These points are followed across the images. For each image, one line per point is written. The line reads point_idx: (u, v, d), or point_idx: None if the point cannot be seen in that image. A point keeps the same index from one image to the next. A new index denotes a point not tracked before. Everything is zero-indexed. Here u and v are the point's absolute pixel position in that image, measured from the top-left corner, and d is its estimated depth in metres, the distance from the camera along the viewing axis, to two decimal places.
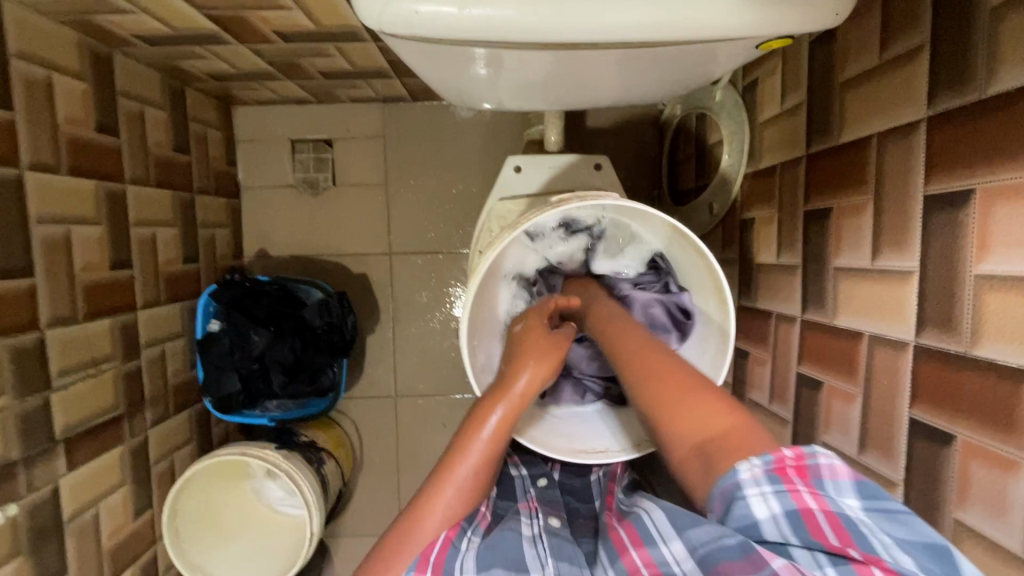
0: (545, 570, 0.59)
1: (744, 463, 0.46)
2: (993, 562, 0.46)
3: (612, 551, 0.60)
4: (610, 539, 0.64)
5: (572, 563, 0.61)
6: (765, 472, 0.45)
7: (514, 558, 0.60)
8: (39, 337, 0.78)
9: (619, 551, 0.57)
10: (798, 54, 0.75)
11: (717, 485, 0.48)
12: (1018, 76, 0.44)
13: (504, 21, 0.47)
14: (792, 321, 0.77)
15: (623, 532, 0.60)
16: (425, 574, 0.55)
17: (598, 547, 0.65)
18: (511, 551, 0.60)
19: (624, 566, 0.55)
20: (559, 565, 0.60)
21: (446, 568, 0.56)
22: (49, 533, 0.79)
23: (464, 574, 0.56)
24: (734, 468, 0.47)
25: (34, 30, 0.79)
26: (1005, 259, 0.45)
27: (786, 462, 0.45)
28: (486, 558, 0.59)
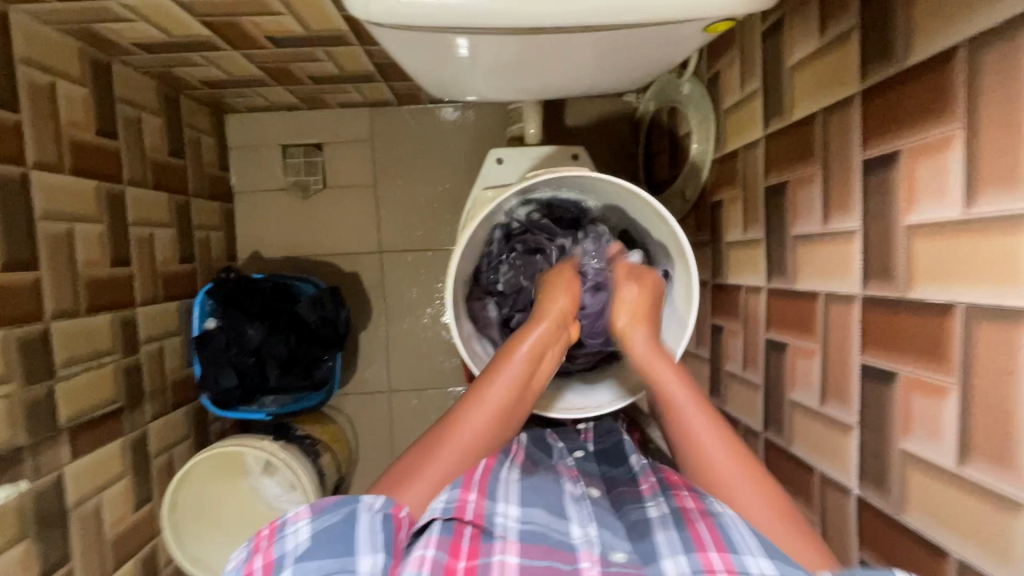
0: (587, 529, 0.60)
1: None
2: (934, 482, 0.51)
3: (678, 538, 0.59)
4: (673, 521, 0.61)
5: (615, 532, 0.60)
6: None
7: (555, 505, 0.62)
8: (44, 329, 0.82)
9: (697, 544, 0.57)
10: (753, 45, 0.82)
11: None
12: (929, 47, 0.50)
13: (477, 8, 0.53)
14: (759, 291, 0.82)
15: (701, 527, 0.59)
16: (471, 492, 0.60)
17: (645, 520, 0.64)
18: (554, 499, 0.63)
19: (698, 560, 0.55)
20: (602, 530, 0.60)
21: (490, 492, 0.61)
22: (54, 519, 0.82)
23: (507, 502, 0.61)
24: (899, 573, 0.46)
25: (38, 38, 0.84)
26: (927, 208, 0.51)
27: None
28: (527, 495, 0.63)
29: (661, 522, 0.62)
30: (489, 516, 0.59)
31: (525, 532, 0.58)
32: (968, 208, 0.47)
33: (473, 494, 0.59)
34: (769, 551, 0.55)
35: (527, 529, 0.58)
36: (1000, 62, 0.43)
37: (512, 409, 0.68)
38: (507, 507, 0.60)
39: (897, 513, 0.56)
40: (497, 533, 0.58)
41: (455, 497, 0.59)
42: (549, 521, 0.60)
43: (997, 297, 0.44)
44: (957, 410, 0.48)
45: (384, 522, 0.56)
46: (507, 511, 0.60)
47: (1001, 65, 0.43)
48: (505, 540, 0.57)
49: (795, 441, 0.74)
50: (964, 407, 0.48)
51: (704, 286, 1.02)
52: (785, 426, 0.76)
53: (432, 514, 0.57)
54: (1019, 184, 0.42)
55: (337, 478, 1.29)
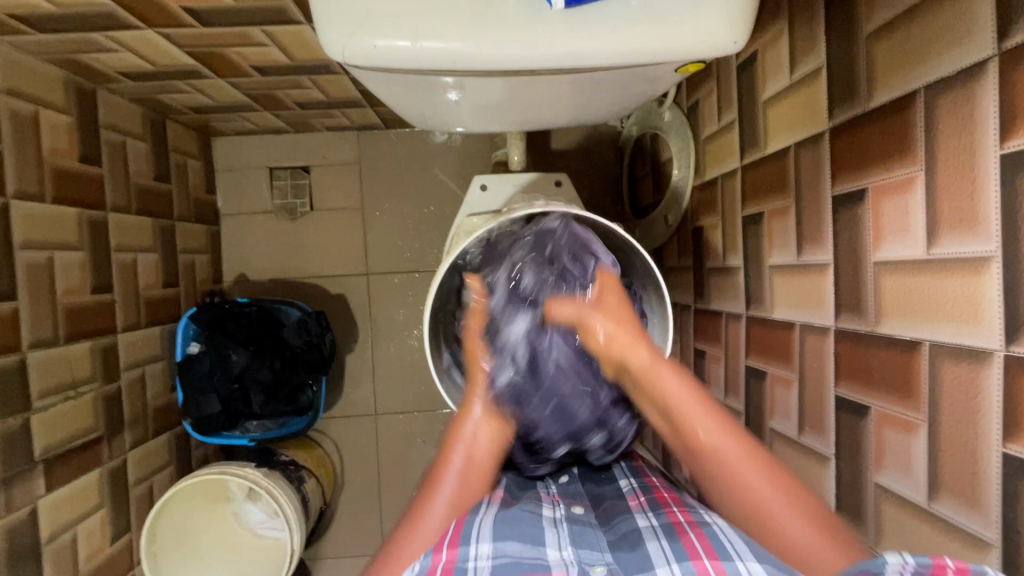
0: (563, 552, 0.59)
1: (893, 558, 0.41)
2: (906, 516, 0.52)
3: (669, 548, 0.58)
4: (664, 533, 0.61)
5: (593, 548, 0.62)
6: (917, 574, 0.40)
7: (532, 535, 0.61)
8: (20, 358, 0.81)
9: (689, 553, 0.56)
10: (729, 77, 0.84)
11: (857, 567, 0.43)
12: (892, 91, 0.51)
13: (453, 52, 0.54)
14: (738, 318, 0.83)
15: (692, 538, 0.58)
16: (441, 551, 0.58)
17: (635, 529, 0.63)
18: (530, 529, 0.62)
19: (691, 567, 0.54)
20: (579, 551, 0.61)
21: (463, 538, 0.60)
22: (26, 555, 0.80)
23: (480, 541, 0.59)
24: (880, 560, 0.42)
25: (21, 68, 0.84)
26: (894, 246, 0.52)
27: (947, 566, 0.39)
28: (501, 529, 0.61)
29: (652, 531, 0.62)
30: (461, 564, 0.57)
31: (500, 565, 0.56)
32: (931, 247, 0.48)
33: (445, 551, 0.58)
34: (760, 555, 0.53)
35: (501, 562, 0.57)
36: (957, 107, 0.45)
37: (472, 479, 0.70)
38: (480, 546, 0.59)
39: (873, 546, 0.56)
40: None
41: (428, 563, 0.57)
42: (522, 551, 0.59)
43: (960, 337, 0.45)
44: (926, 446, 0.49)
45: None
46: (479, 551, 0.58)
47: (957, 112, 0.45)
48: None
49: None
50: (933, 444, 0.48)
51: (687, 310, 1.03)
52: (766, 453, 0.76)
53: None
54: (977, 226, 0.43)
55: (321, 504, 1.27)
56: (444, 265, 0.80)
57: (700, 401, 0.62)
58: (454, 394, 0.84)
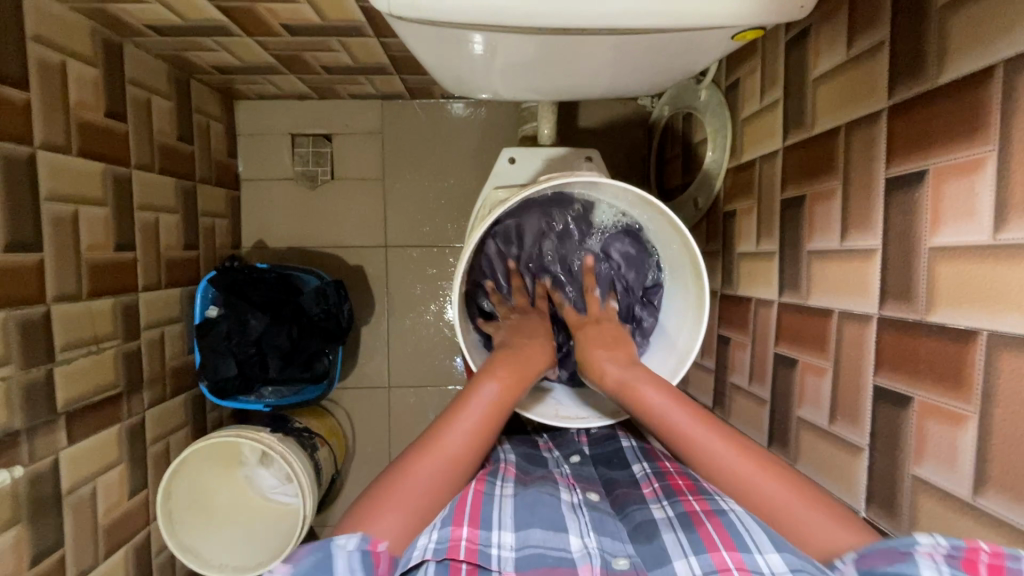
0: (586, 540, 0.59)
1: (925, 540, 0.46)
2: (946, 510, 0.50)
3: (686, 540, 0.59)
4: (680, 524, 0.62)
5: (615, 538, 0.62)
6: (947, 555, 0.45)
7: (554, 520, 0.61)
8: (45, 311, 0.81)
9: (706, 545, 0.57)
10: (775, 54, 0.81)
11: (886, 542, 0.49)
12: (966, 65, 0.49)
13: (501, 6, 0.52)
14: (769, 304, 0.81)
15: (709, 527, 0.59)
16: (462, 528, 0.58)
17: (650, 520, 0.65)
18: (551, 513, 0.62)
19: (710, 560, 0.55)
20: (602, 539, 0.61)
21: (484, 522, 0.60)
22: (48, 505, 0.81)
23: (502, 530, 0.59)
24: (912, 541, 0.47)
25: (50, 15, 0.83)
26: (953, 230, 0.50)
27: (981, 556, 0.43)
28: (522, 517, 0.62)
29: (666, 522, 0.63)
30: (485, 549, 0.57)
31: (524, 556, 0.57)
32: (998, 233, 0.46)
33: (466, 528, 0.58)
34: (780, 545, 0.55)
35: (526, 554, 0.57)
36: None
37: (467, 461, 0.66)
38: (503, 534, 0.59)
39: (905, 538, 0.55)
40: (494, 565, 0.56)
41: (448, 537, 0.57)
42: (547, 539, 0.59)
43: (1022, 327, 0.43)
44: (974, 439, 0.47)
45: (362, 558, 0.54)
46: (502, 540, 0.58)
47: None
48: (503, 571, 0.55)
49: (801, 458, 0.73)
50: (983, 438, 0.46)
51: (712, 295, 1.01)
52: (791, 442, 0.75)
53: (423, 555, 0.56)
54: None
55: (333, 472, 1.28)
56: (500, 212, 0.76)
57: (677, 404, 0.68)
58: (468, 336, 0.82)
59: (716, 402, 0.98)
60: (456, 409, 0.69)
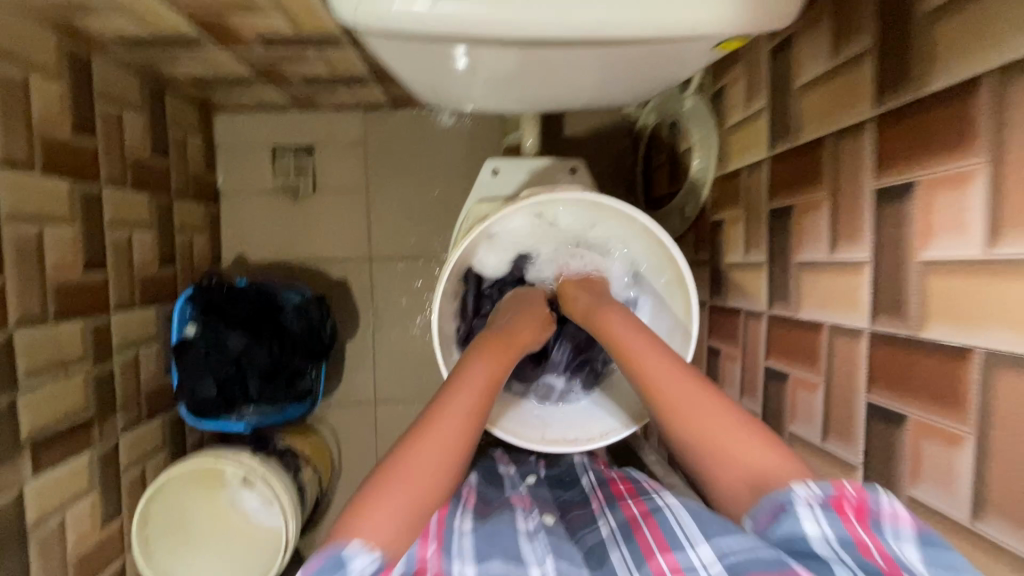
0: (544, 567, 0.57)
1: (800, 489, 0.51)
2: (944, 533, 0.48)
3: (629, 554, 0.58)
4: (623, 537, 0.61)
5: (572, 561, 0.59)
6: (820, 500, 0.50)
7: (512, 549, 0.59)
8: (7, 337, 0.77)
9: (644, 554, 0.56)
10: (759, 62, 0.79)
11: (768, 497, 0.54)
12: (953, 75, 0.47)
13: (473, 18, 0.50)
14: (759, 316, 0.79)
15: (646, 532, 0.59)
16: (429, 547, 0.57)
17: (600, 542, 0.63)
18: (508, 543, 0.60)
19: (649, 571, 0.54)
20: (558, 563, 0.58)
21: (447, 548, 0.58)
22: (11, 540, 0.77)
23: (463, 562, 0.56)
24: (790, 492, 0.52)
25: (11, 29, 0.80)
26: (944, 244, 0.48)
27: (847, 496, 0.49)
28: (483, 548, 0.59)
29: (613, 539, 0.62)
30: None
31: None
32: (991, 247, 0.44)
33: (429, 548, 0.57)
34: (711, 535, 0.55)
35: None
36: None
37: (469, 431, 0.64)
38: (465, 567, 0.56)
39: None
40: None
41: (415, 556, 0.56)
42: (506, 571, 0.55)
43: (1019, 346, 0.42)
44: (971, 461, 0.46)
45: None
46: (463, 571, 0.55)
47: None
48: None
49: None
50: (980, 460, 0.45)
51: (701, 306, 0.99)
52: None
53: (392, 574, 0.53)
54: None
55: (318, 492, 1.24)
56: (483, 225, 0.75)
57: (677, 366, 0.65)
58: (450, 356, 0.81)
59: None
60: (462, 372, 0.68)
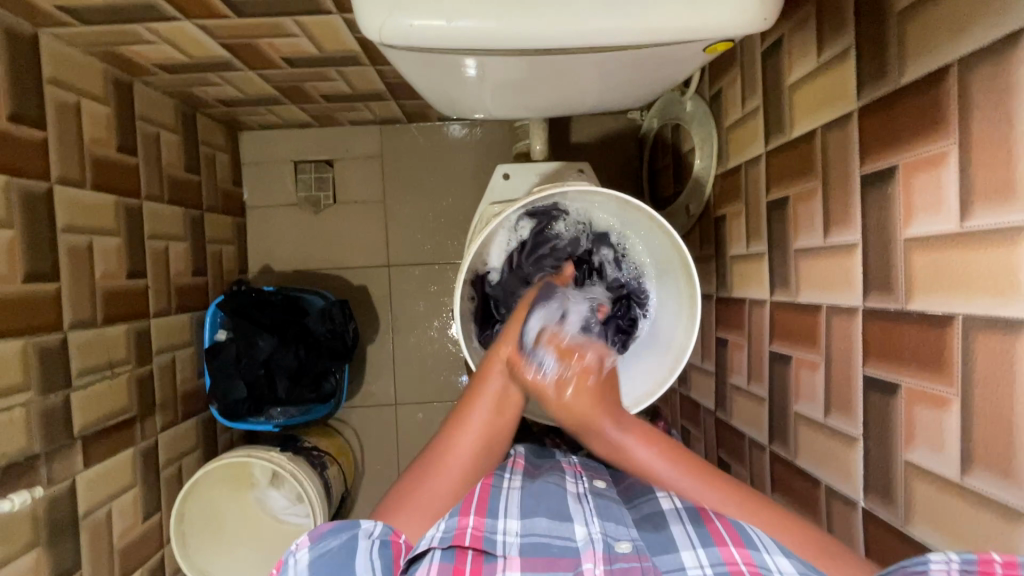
0: (590, 527, 0.61)
1: (937, 558, 0.45)
2: (938, 493, 0.51)
3: (693, 533, 0.62)
4: (689, 517, 0.64)
5: (620, 523, 0.63)
6: (962, 568, 0.43)
7: (559, 510, 0.63)
8: (62, 338, 0.84)
9: (715, 540, 0.60)
10: (753, 64, 0.84)
11: (895, 564, 0.47)
12: (925, 65, 0.51)
13: (485, 31, 0.56)
14: (762, 304, 0.83)
15: (719, 525, 0.62)
16: (469, 517, 0.60)
17: (658, 511, 0.67)
18: (556, 503, 0.64)
19: (718, 553, 0.59)
20: (605, 525, 0.62)
21: (491, 510, 0.62)
22: (65, 528, 0.83)
23: (508, 517, 0.62)
24: (924, 560, 0.45)
25: (65, 59, 0.88)
26: (925, 222, 0.52)
27: (993, 567, 0.42)
28: (529, 505, 0.64)
29: (675, 514, 0.65)
30: (490, 535, 0.59)
31: (528, 543, 0.59)
32: (965, 221, 0.48)
33: (472, 518, 0.60)
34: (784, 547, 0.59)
35: (531, 540, 0.59)
36: (991, 78, 0.45)
37: (491, 443, 0.69)
38: (508, 522, 0.61)
39: (902, 525, 0.56)
40: (499, 551, 0.58)
41: (455, 525, 0.59)
42: (551, 528, 0.61)
43: (994, 309, 0.45)
44: (958, 420, 0.49)
45: (382, 550, 0.57)
46: (507, 526, 0.60)
47: (990, 84, 0.45)
48: (507, 557, 0.58)
49: (801, 452, 0.74)
50: (966, 418, 0.48)
51: (708, 299, 1.03)
52: (790, 438, 0.76)
53: (430, 543, 0.57)
54: (1014, 195, 0.43)
55: (343, 490, 1.29)
56: (498, 218, 0.80)
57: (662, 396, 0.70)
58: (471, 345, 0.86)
59: (717, 403, 0.99)
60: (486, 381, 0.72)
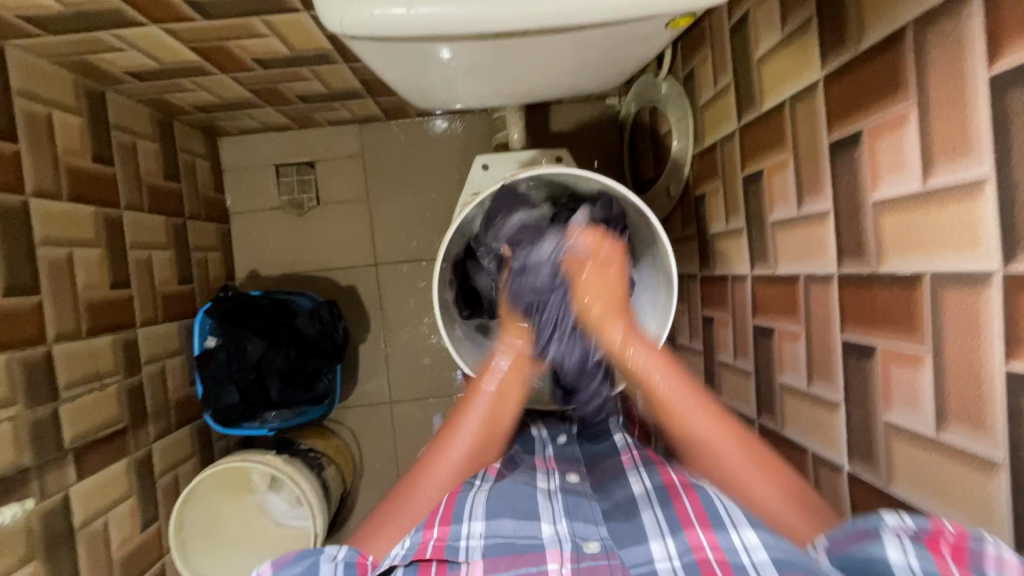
0: (557, 526, 0.61)
1: (891, 519, 0.46)
2: (917, 450, 0.52)
3: (663, 517, 0.60)
4: (658, 499, 0.63)
5: (587, 521, 0.63)
6: (913, 534, 0.45)
7: (524, 510, 0.63)
8: (47, 351, 0.84)
9: (682, 523, 0.59)
10: (722, 40, 0.84)
11: (853, 525, 0.48)
12: (882, 28, 0.52)
13: (446, 17, 0.56)
14: (744, 279, 0.84)
15: (686, 503, 0.61)
16: (432, 529, 0.59)
17: (630, 498, 0.66)
18: (522, 505, 0.63)
19: (686, 539, 0.57)
20: (574, 524, 0.62)
21: (455, 517, 0.61)
22: (62, 539, 0.83)
23: (472, 520, 0.60)
24: (878, 519, 0.47)
25: (34, 71, 0.87)
26: (891, 183, 0.53)
27: (946, 536, 0.44)
28: (494, 505, 0.63)
29: (645, 499, 0.64)
30: (452, 543, 0.58)
31: (493, 545, 0.58)
32: (927, 179, 0.48)
33: (436, 529, 0.59)
34: (752, 521, 0.56)
35: (493, 542, 0.58)
36: (945, 36, 0.46)
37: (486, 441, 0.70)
38: (472, 525, 0.60)
39: (885, 485, 0.57)
40: (461, 557, 0.57)
41: (417, 539, 0.58)
42: (516, 529, 0.60)
43: (959, 264, 0.46)
44: (931, 376, 0.50)
45: (346, 570, 0.55)
46: (471, 530, 0.59)
47: (943, 41, 0.46)
48: (470, 562, 0.56)
49: (787, 423, 0.74)
50: (937, 373, 0.49)
51: (693, 278, 1.03)
52: (777, 410, 0.77)
53: (392, 562, 0.57)
54: (971, 151, 0.44)
55: (342, 491, 1.29)
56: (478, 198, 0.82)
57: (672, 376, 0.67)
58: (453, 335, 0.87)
59: (707, 381, 1.00)
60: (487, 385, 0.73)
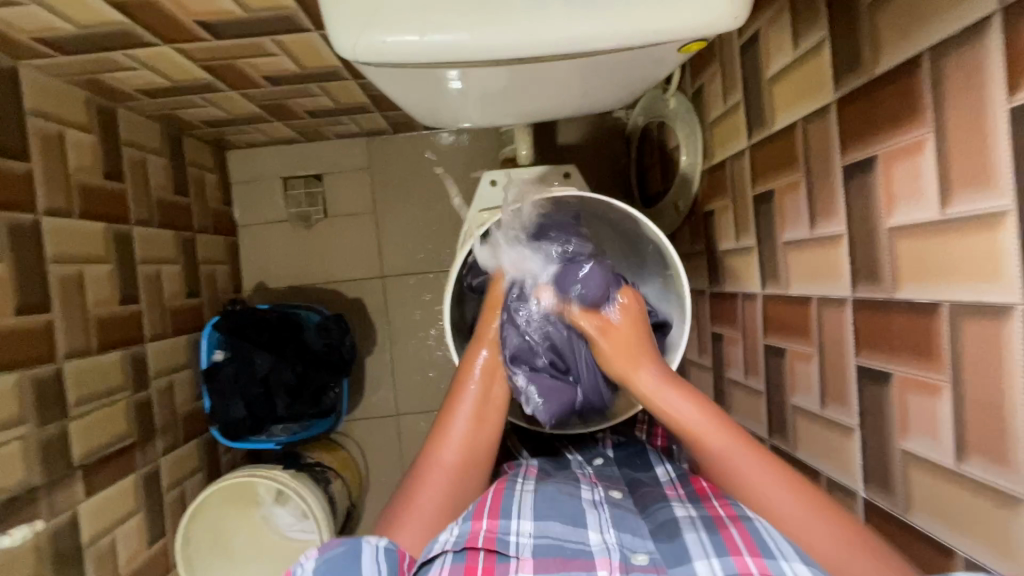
0: (605, 535, 0.59)
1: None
2: (936, 480, 0.52)
3: (709, 540, 0.57)
4: (703, 523, 0.60)
5: (636, 534, 0.60)
6: None
7: (571, 516, 0.61)
8: (57, 368, 0.84)
9: (730, 548, 0.55)
10: (732, 59, 0.84)
11: None
12: (898, 55, 0.52)
13: (458, 44, 0.56)
14: (754, 297, 0.83)
15: (734, 531, 0.57)
16: (482, 520, 0.59)
17: (673, 519, 0.63)
18: (570, 510, 0.62)
19: (732, 563, 0.53)
20: (621, 535, 0.60)
21: (503, 512, 0.60)
22: (70, 558, 0.82)
23: (520, 518, 0.60)
24: None
25: (46, 90, 0.88)
26: (907, 210, 0.52)
27: None
28: (542, 509, 0.62)
29: (690, 522, 0.61)
30: (503, 536, 0.57)
31: (541, 547, 0.57)
32: (946, 207, 0.48)
33: (485, 521, 0.59)
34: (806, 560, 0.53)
35: (542, 543, 0.57)
36: (964, 65, 0.45)
37: (477, 455, 0.71)
38: (522, 523, 0.59)
39: (903, 513, 0.56)
40: (512, 552, 0.56)
41: (468, 528, 0.58)
42: (565, 533, 0.59)
43: (979, 295, 0.45)
44: (950, 406, 0.49)
45: (387, 553, 0.57)
46: (520, 527, 0.59)
47: (963, 69, 0.45)
48: (520, 558, 0.56)
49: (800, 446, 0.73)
50: (957, 403, 0.48)
51: (702, 294, 1.02)
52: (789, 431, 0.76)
53: (442, 546, 0.56)
54: (990, 181, 0.44)
55: (348, 505, 1.28)
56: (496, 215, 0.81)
57: (699, 407, 0.66)
58: (462, 357, 0.86)
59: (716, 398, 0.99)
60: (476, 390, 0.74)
